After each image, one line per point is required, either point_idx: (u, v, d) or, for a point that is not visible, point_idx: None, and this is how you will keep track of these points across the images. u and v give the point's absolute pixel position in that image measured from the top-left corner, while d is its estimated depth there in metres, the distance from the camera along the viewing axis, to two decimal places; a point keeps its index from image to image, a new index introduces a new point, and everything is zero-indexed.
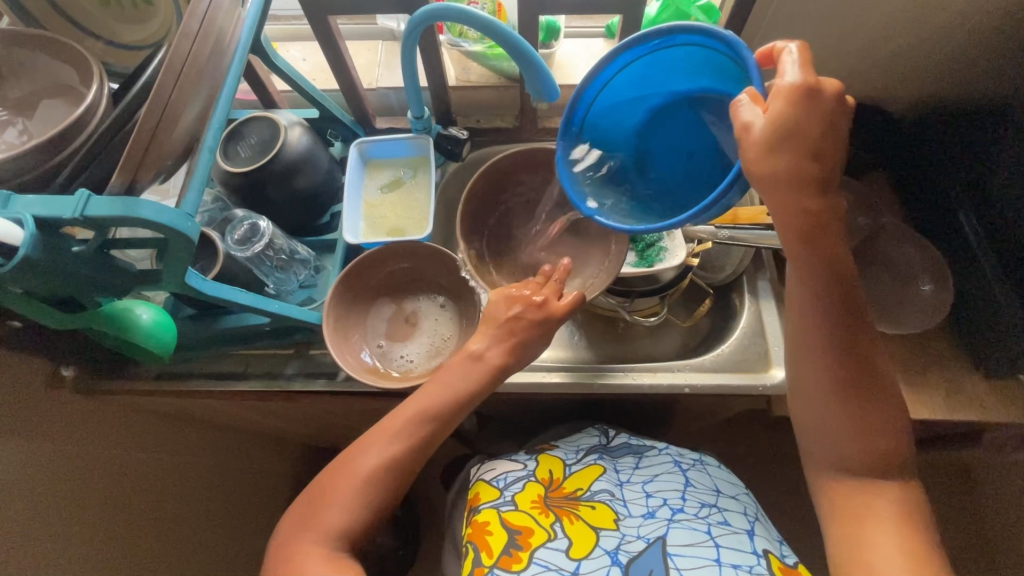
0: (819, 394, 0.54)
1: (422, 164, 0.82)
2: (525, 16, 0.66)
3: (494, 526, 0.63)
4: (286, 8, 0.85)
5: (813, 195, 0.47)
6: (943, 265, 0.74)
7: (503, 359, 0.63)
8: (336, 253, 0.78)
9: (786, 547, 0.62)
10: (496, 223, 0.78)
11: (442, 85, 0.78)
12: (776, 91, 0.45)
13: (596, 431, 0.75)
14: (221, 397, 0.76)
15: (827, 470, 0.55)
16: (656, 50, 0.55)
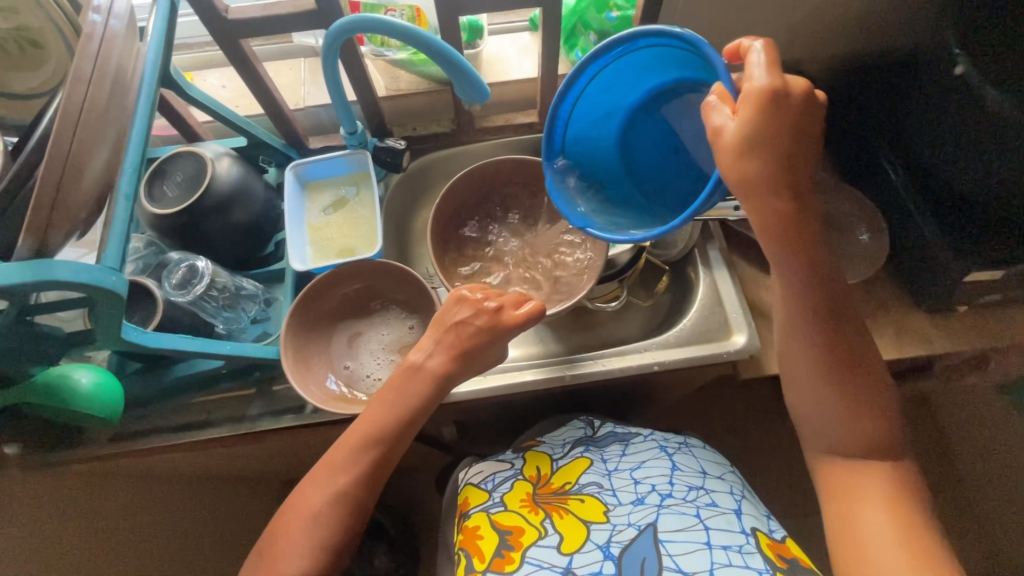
0: (801, 355, 0.56)
1: (364, 179, 0.80)
2: (445, 18, 0.65)
3: (485, 529, 0.64)
4: (195, 36, 0.81)
5: (785, 196, 0.49)
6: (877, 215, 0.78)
7: (445, 366, 0.63)
8: (287, 283, 0.75)
9: (773, 521, 0.64)
10: (456, 226, 0.78)
11: (372, 96, 0.76)
12: (746, 96, 0.47)
13: (581, 423, 0.77)
14: (186, 448, 0.73)
15: (815, 428, 0.56)
16: (619, 57, 0.57)
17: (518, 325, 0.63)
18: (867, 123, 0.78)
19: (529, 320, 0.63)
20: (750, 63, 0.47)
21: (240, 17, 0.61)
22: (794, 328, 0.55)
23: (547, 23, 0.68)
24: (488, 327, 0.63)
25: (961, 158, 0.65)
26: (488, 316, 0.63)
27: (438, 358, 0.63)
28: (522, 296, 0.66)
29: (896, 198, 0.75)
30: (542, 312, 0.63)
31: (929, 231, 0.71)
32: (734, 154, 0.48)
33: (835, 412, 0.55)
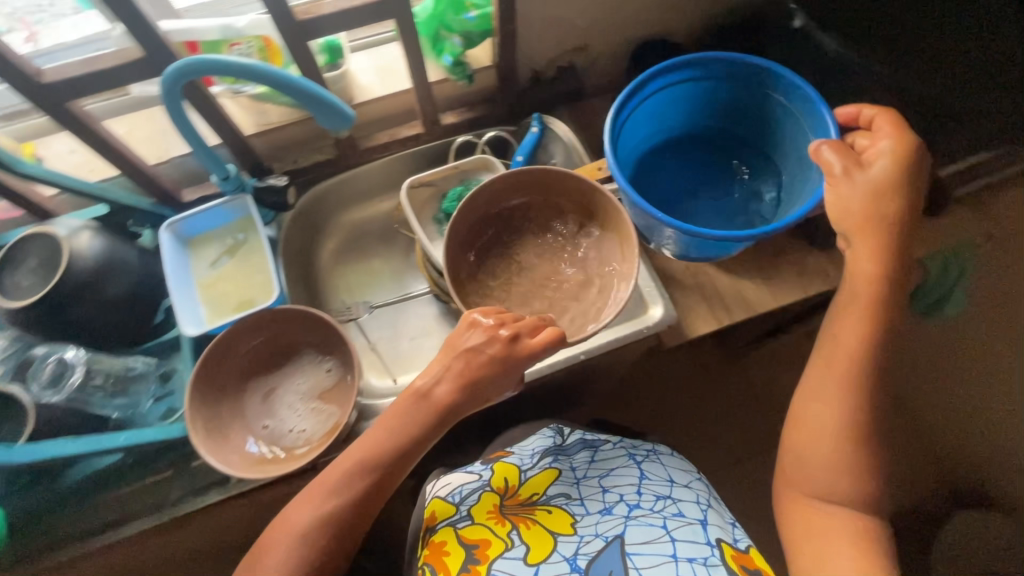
0: (825, 384, 0.55)
1: (249, 225, 0.75)
2: (293, 45, 0.61)
3: (452, 544, 0.62)
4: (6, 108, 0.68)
5: (896, 244, 0.54)
6: None
7: (446, 397, 0.59)
8: (184, 349, 0.70)
9: (738, 530, 0.65)
10: (476, 235, 0.69)
11: (240, 137, 0.72)
12: (886, 151, 0.55)
13: (551, 431, 0.75)
14: (105, 551, 0.66)
15: (810, 454, 0.55)
16: (715, 75, 0.69)
17: (534, 356, 0.58)
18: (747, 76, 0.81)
19: (546, 349, 0.58)
20: (879, 124, 0.56)
21: (59, 78, 0.55)
22: (829, 351, 0.56)
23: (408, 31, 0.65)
24: (505, 358, 0.58)
25: None
26: (502, 346, 0.58)
27: (445, 387, 0.59)
28: (539, 319, 0.60)
29: None
30: (560, 340, 0.58)
31: None
32: (875, 193, 0.54)
33: (842, 446, 0.54)
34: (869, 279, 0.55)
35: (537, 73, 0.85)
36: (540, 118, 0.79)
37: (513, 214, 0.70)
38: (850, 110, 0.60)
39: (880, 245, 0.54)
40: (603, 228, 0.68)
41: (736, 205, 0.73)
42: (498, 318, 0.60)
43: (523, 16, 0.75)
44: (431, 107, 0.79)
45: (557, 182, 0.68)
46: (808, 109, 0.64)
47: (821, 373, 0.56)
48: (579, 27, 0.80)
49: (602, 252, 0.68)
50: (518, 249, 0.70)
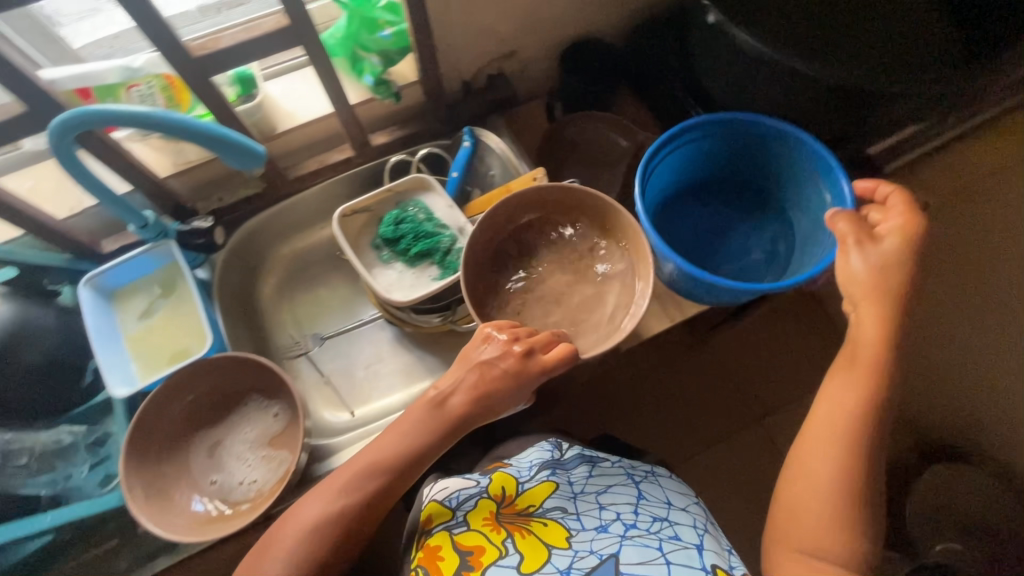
0: (821, 441, 0.52)
1: (177, 271, 0.72)
2: (193, 82, 0.57)
3: (446, 549, 0.61)
4: None
5: (898, 319, 0.53)
6: None
7: (462, 407, 0.58)
8: (116, 410, 0.66)
9: (735, 559, 0.63)
10: (486, 249, 0.67)
11: (155, 181, 0.68)
12: (894, 228, 0.54)
13: (548, 445, 0.74)
14: None
15: (807, 514, 0.50)
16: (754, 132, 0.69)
17: (548, 370, 0.57)
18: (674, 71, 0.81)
19: (559, 365, 0.57)
20: (891, 202, 0.55)
21: None
22: (827, 407, 0.53)
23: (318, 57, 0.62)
24: (521, 373, 0.57)
25: (754, 90, 0.66)
26: (516, 361, 0.57)
27: (461, 396, 0.58)
28: (551, 335, 0.59)
29: None
30: (573, 356, 0.58)
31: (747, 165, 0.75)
32: (885, 270, 0.53)
33: (840, 504, 0.49)
34: (871, 345, 0.53)
35: (467, 83, 0.83)
36: (471, 132, 0.77)
37: (529, 228, 0.68)
38: (867, 183, 0.59)
39: (887, 314, 0.53)
40: (619, 244, 0.67)
41: (747, 256, 0.74)
42: (512, 333, 0.59)
43: (442, 28, 0.73)
44: (358, 130, 0.76)
45: (579, 199, 0.67)
46: (827, 175, 0.65)
47: (816, 429, 0.53)
48: (503, 34, 0.78)
49: (617, 267, 0.66)
50: (531, 264, 0.68)
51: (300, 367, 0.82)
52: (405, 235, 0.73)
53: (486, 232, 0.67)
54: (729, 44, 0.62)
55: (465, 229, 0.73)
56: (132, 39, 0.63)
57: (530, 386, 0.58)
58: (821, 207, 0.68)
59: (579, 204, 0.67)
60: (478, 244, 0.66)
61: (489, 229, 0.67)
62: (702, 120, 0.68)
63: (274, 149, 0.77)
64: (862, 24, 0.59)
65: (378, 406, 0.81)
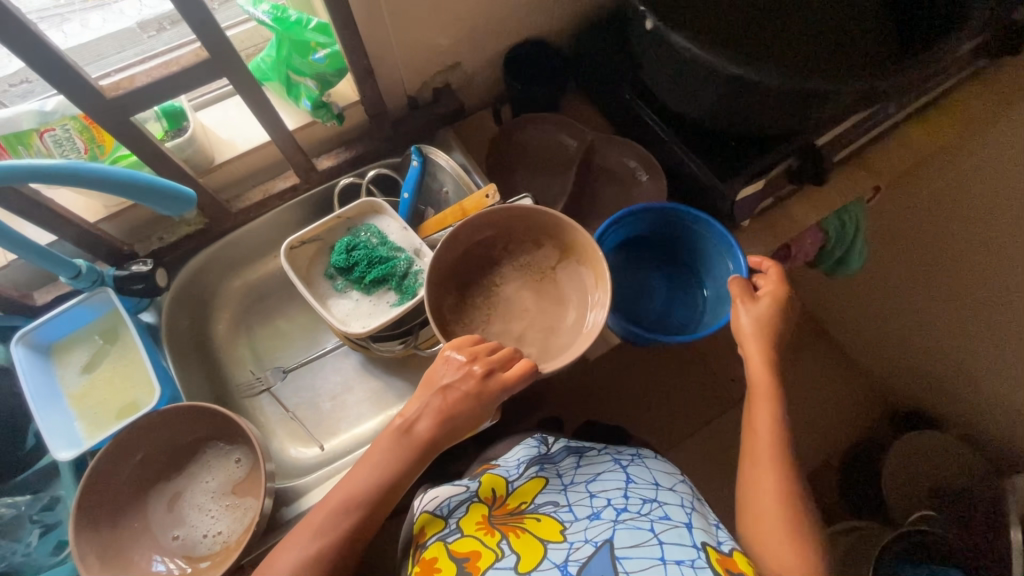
0: (756, 464, 0.59)
1: (118, 319, 0.68)
2: (111, 123, 0.54)
3: (442, 559, 0.59)
4: None
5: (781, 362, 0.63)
6: (653, 161, 0.80)
7: (427, 430, 0.56)
8: (63, 473, 0.63)
9: (723, 532, 0.61)
10: (452, 263, 0.65)
11: (83, 228, 0.64)
12: (772, 292, 0.64)
13: (534, 442, 0.75)
14: None
15: (767, 538, 0.56)
16: (682, 216, 0.74)
17: (508, 389, 0.55)
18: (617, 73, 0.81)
19: (520, 382, 0.56)
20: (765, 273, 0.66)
21: None
22: (753, 437, 0.61)
23: (244, 86, 0.59)
24: (482, 393, 0.55)
25: (691, 95, 0.65)
26: (474, 384, 0.55)
27: (427, 417, 0.56)
28: (510, 351, 0.57)
29: (662, 141, 0.79)
30: (533, 372, 0.56)
31: (697, 166, 0.74)
32: (770, 319, 0.62)
33: (790, 517, 0.56)
34: (767, 387, 0.61)
35: (412, 98, 0.82)
36: (418, 150, 0.74)
37: (488, 247, 0.66)
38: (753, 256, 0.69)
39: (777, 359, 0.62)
40: (578, 262, 0.65)
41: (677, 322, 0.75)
42: (471, 351, 0.57)
43: (378, 45, 0.70)
44: (301, 157, 0.74)
45: (545, 221, 0.65)
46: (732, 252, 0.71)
47: (752, 465, 0.60)
48: (444, 46, 0.77)
49: (573, 286, 0.65)
50: (491, 280, 0.66)
51: (262, 403, 0.79)
52: (359, 262, 0.71)
53: (451, 252, 0.64)
54: (664, 49, 0.61)
55: (421, 251, 0.72)
56: (102, 49, 0.65)
57: (496, 404, 0.56)
58: (726, 276, 0.73)
59: (537, 223, 0.65)
60: (440, 266, 0.64)
61: (451, 249, 0.64)
62: (618, 214, 0.73)
63: (214, 181, 0.74)
64: (787, 31, 0.60)
65: (348, 436, 0.77)
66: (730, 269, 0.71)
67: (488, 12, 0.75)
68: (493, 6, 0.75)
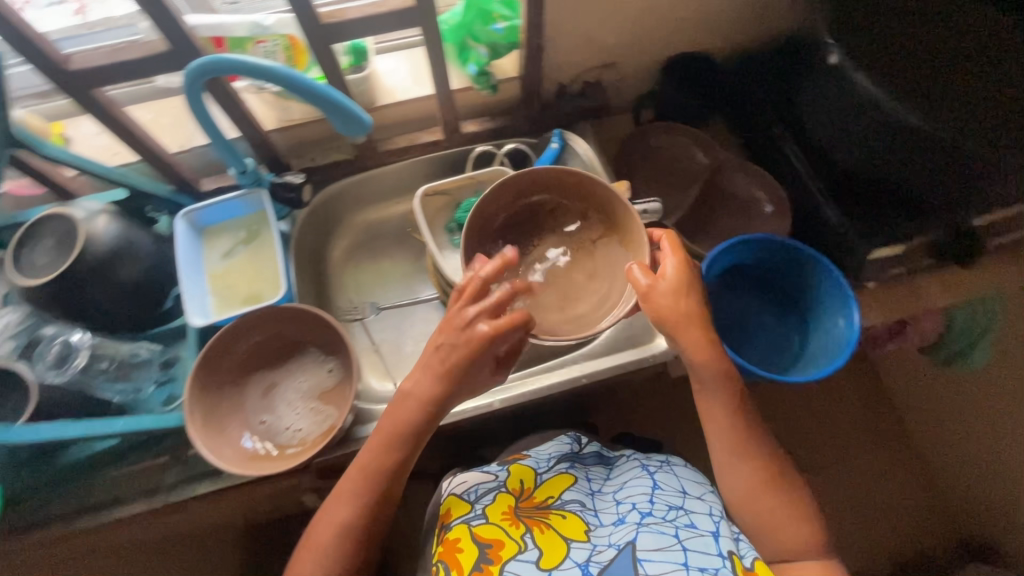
0: (782, 511, 0.57)
1: (263, 219, 0.76)
2: (318, 45, 0.61)
3: (465, 542, 0.60)
4: (35, 87, 0.69)
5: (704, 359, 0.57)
6: (784, 198, 0.79)
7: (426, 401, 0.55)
8: (190, 337, 0.71)
9: (745, 541, 0.58)
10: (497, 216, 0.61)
11: (260, 132, 0.72)
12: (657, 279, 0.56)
13: (567, 439, 0.73)
14: (101, 529, 0.67)
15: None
16: (807, 258, 0.70)
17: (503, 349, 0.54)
18: (768, 106, 0.81)
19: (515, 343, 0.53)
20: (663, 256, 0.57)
21: (86, 65, 0.56)
22: (756, 470, 0.58)
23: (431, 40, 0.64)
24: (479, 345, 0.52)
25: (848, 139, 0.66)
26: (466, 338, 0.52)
27: (426, 385, 0.54)
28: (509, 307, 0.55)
29: (803, 183, 0.79)
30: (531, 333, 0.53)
31: (832, 212, 0.74)
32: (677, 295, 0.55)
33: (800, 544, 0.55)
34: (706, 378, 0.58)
35: (563, 87, 0.85)
36: (560, 134, 0.77)
37: (535, 208, 0.62)
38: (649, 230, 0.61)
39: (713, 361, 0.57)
40: (620, 244, 0.60)
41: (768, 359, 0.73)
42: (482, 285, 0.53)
43: (552, 30, 0.74)
44: (452, 114, 0.78)
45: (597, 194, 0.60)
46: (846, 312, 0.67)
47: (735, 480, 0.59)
48: (608, 44, 0.79)
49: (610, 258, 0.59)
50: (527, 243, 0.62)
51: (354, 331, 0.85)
52: None
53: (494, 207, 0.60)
54: (840, 85, 0.62)
55: None
56: None
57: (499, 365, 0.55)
58: (829, 332, 0.70)
59: (589, 194, 0.60)
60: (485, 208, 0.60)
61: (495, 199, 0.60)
62: (735, 238, 0.70)
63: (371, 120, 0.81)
64: None
65: None
66: (838, 327, 0.68)
67: (665, 18, 0.77)
68: (669, 15, 0.77)
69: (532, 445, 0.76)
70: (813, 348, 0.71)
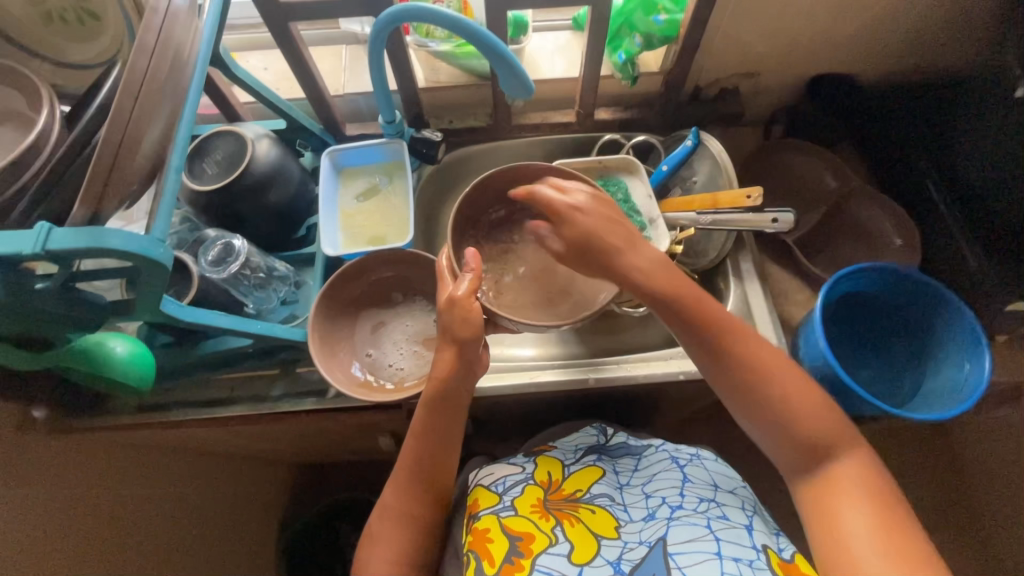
0: (813, 417, 0.54)
1: (398, 169, 0.80)
2: (494, 9, 0.64)
3: (495, 532, 0.60)
4: (241, 17, 0.81)
5: (720, 341, 0.56)
6: (908, 225, 0.78)
7: (446, 370, 0.59)
8: (317, 266, 0.76)
9: (783, 539, 0.59)
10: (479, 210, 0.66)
11: (413, 86, 0.77)
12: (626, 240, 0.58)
13: (593, 429, 0.73)
14: (209, 425, 0.73)
15: (848, 526, 0.49)
16: (937, 296, 0.67)
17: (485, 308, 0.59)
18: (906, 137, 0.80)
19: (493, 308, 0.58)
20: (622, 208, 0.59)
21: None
22: (801, 399, 0.54)
23: (594, 22, 0.67)
24: (477, 307, 0.57)
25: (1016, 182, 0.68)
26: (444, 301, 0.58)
27: (445, 355, 0.59)
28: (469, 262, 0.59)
29: (939, 220, 0.77)
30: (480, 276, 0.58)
31: (973, 258, 0.73)
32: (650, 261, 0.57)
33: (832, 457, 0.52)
34: (734, 371, 0.56)
35: (700, 90, 0.85)
36: (697, 133, 0.77)
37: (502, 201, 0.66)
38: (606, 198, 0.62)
39: (743, 361, 0.55)
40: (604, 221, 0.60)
41: (879, 391, 0.72)
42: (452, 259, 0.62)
43: (707, 30, 0.75)
44: (591, 99, 0.80)
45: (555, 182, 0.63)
46: (976, 358, 0.64)
47: (766, 423, 0.55)
48: (756, 53, 0.79)
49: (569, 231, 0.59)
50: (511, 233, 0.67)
51: None
52: None
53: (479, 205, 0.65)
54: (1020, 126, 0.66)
55: (656, 219, 0.74)
56: None
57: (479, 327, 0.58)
58: (952, 377, 0.67)
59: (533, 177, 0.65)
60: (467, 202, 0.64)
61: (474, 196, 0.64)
62: (862, 264, 0.68)
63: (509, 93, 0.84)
64: None
65: (508, 352, 0.84)
66: (965, 372, 0.65)
67: (824, 35, 0.77)
68: (828, 32, 0.76)
69: (568, 433, 0.76)
70: (931, 389, 0.69)
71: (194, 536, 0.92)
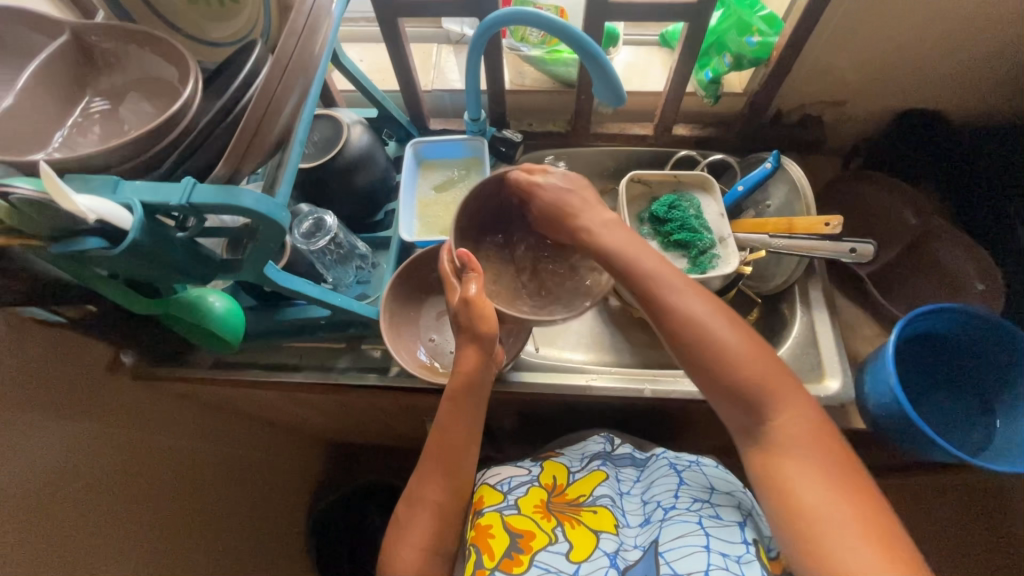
0: (790, 403, 0.50)
1: (475, 165, 0.83)
2: (593, 19, 0.66)
3: (497, 528, 0.61)
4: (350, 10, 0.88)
5: (681, 312, 0.52)
6: (990, 265, 0.76)
7: (472, 367, 0.59)
8: (392, 250, 0.79)
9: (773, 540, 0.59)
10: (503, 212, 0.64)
11: (500, 88, 0.80)
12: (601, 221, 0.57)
13: (600, 437, 0.73)
14: (276, 388, 0.77)
15: (803, 497, 0.47)
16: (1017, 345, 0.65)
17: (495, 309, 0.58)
18: (999, 179, 0.78)
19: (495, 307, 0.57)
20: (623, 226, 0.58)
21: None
22: (760, 364, 0.51)
23: (690, 39, 0.68)
24: (489, 304, 0.57)
25: None
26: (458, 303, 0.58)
27: (469, 354, 0.59)
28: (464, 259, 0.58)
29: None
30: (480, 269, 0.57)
31: None
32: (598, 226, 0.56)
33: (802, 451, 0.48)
34: (693, 343, 0.52)
35: (782, 114, 0.85)
36: (779, 156, 0.76)
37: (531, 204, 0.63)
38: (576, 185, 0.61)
39: (707, 329, 0.51)
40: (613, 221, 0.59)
41: (946, 434, 0.70)
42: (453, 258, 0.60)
43: (800, 55, 0.75)
44: (672, 115, 0.81)
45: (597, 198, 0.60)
46: None
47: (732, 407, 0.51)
48: (847, 82, 0.79)
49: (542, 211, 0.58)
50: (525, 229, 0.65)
51: None
52: (673, 220, 0.76)
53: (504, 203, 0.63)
54: None
55: (726, 239, 0.75)
56: None
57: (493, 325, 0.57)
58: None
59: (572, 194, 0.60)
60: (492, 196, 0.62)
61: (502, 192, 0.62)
62: (943, 304, 0.65)
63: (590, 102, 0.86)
64: None
65: (560, 354, 0.85)
66: None
67: (921, 67, 0.75)
68: (927, 65, 0.75)
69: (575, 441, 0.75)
70: (1001, 437, 0.67)
71: (241, 494, 0.97)
